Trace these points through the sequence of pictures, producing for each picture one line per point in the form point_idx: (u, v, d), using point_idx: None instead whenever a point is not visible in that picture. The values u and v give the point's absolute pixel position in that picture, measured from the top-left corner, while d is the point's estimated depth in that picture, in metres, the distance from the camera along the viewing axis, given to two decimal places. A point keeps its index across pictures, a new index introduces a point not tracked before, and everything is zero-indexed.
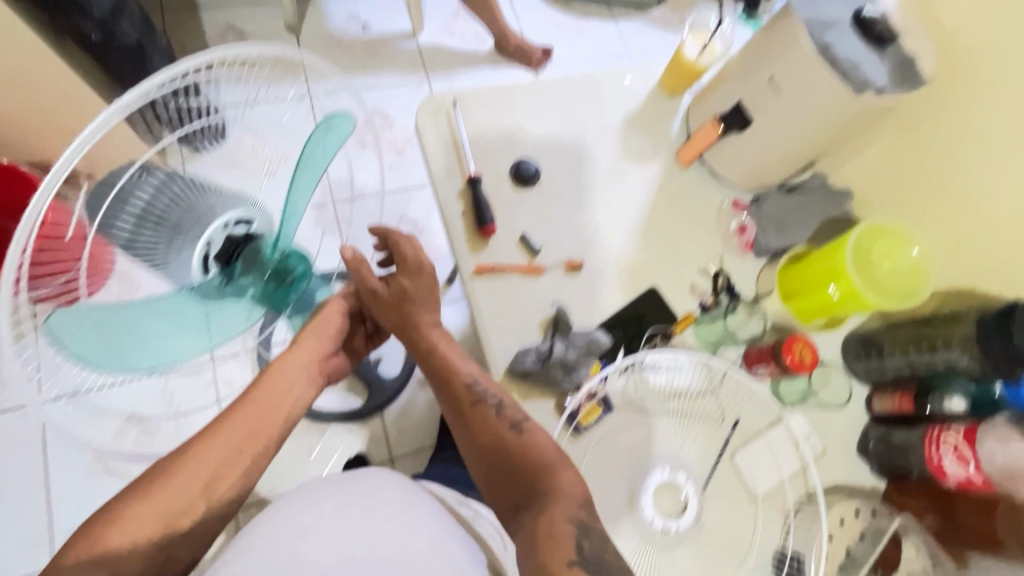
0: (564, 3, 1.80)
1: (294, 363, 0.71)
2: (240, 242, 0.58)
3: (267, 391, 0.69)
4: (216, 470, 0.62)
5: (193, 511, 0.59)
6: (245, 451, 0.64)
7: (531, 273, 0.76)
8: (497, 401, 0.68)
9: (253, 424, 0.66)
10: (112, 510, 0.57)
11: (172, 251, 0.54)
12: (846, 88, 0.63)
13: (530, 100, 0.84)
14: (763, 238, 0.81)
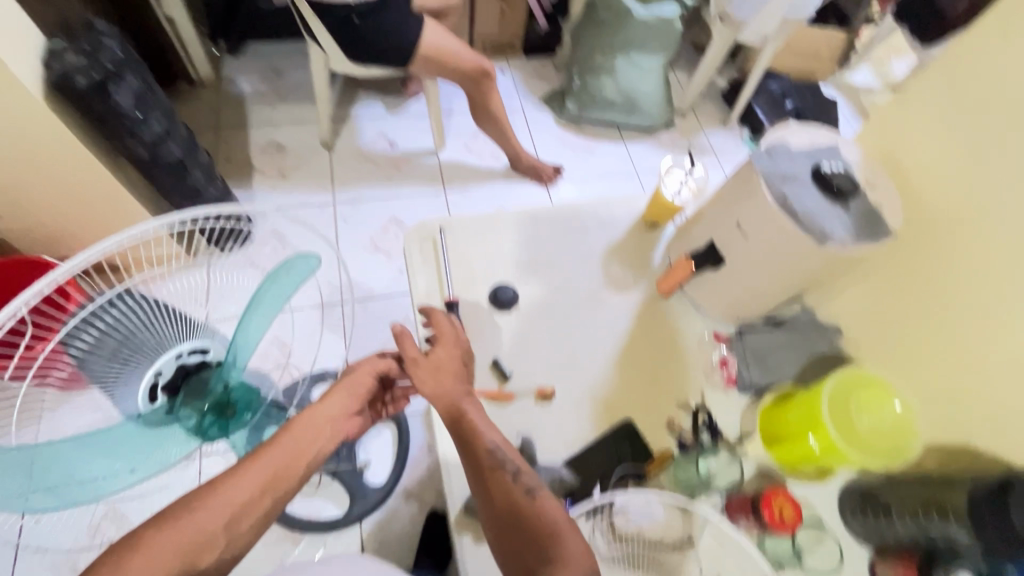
0: (577, 125, 1.95)
1: (320, 417, 0.73)
2: (192, 372, 0.60)
3: (295, 437, 0.69)
4: (241, 508, 0.62)
5: (209, 551, 0.59)
6: (267, 493, 0.64)
7: (501, 399, 0.76)
8: (514, 467, 0.64)
9: (279, 465, 0.66)
10: (131, 541, 0.57)
11: (126, 376, 0.58)
12: (808, 239, 0.65)
13: (514, 228, 0.88)
14: (747, 374, 0.79)
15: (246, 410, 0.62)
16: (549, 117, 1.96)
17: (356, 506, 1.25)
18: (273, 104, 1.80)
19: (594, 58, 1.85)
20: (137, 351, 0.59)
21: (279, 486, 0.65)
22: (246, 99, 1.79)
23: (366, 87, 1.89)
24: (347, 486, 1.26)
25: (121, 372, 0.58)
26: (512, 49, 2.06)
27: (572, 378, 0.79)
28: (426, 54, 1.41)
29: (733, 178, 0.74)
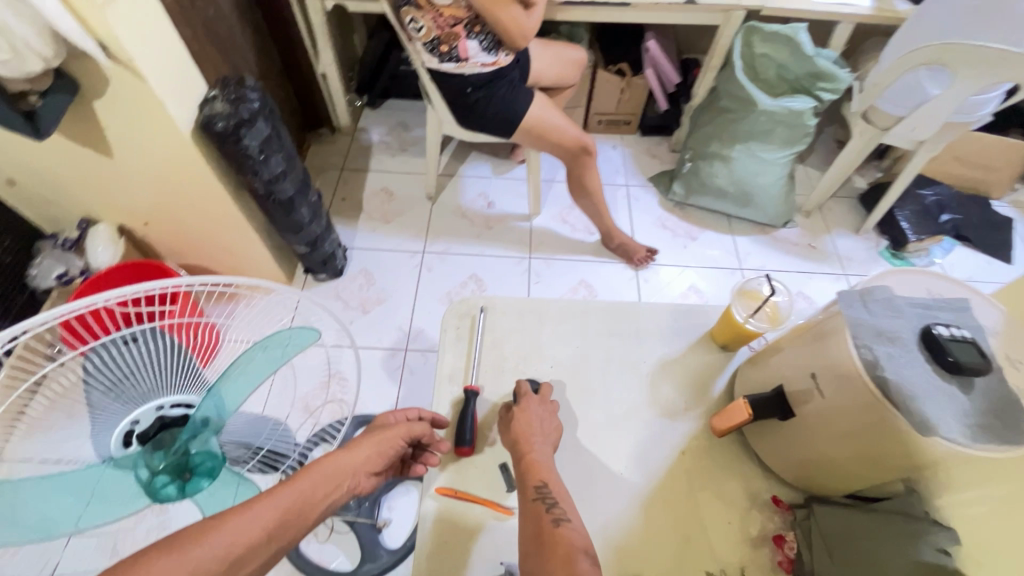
0: (682, 211, 1.87)
1: (331, 465, 0.61)
2: (171, 424, 0.60)
3: (313, 483, 0.58)
4: (247, 554, 0.48)
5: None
6: (277, 542, 0.51)
7: (498, 512, 0.67)
8: (551, 499, 0.60)
9: (298, 510, 0.54)
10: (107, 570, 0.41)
11: (110, 413, 0.56)
12: (906, 422, 0.53)
13: (561, 320, 0.82)
14: (807, 560, 0.63)
15: (206, 474, 0.62)
16: (653, 199, 1.90)
17: (363, 566, 1.20)
18: (394, 154, 1.97)
19: (711, 145, 1.74)
20: (135, 385, 0.57)
21: (292, 530, 0.53)
22: (372, 147, 1.99)
23: (479, 148, 1.99)
24: (360, 541, 1.22)
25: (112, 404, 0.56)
26: (628, 127, 2.05)
27: (584, 508, 0.67)
28: (530, 127, 1.44)
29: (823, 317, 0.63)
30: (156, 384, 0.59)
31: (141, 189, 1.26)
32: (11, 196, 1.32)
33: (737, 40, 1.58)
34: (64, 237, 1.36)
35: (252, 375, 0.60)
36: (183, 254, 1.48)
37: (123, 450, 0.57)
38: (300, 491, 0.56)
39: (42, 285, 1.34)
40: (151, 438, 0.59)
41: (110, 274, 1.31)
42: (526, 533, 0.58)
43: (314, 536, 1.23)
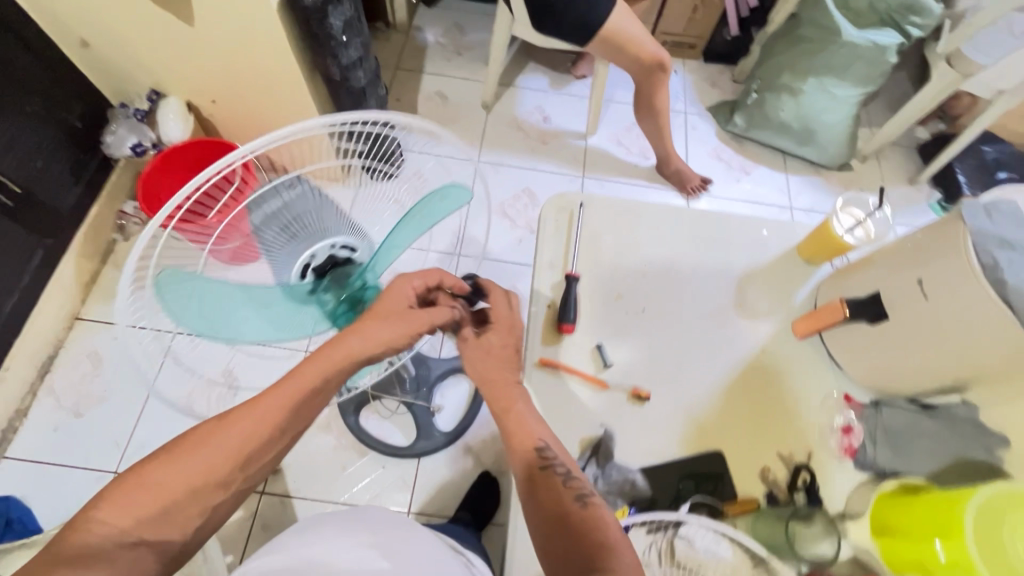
0: (738, 144, 1.85)
1: (317, 371, 0.62)
2: (341, 263, 0.68)
3: (305, 386, 0.63)
4: (254, 453, 0.61)
5: (224, 492, 0.60)
6: (279, 439, 0.63)
7: (593, 385, 0.73)
8: (566, 471, 0.61)
9: (295, 412, 0.63)
10: (142, 468, 0.56)
11: (286, 248, 0.68)
12: (1012, 319, 0.56)
13: (653, 221, 0.85)
14: (870, 452, 0.71)
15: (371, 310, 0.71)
16: (711, 129, 1.87)
17: (420, 442, 1.31)
18: (449, 58, 1.91)
19: (781, 77, 1.69)
20: (303, 231, 0.68)
21: (291, 428, 0.64)
22: (427, 48, 1.92)
23: (538, 59, 1.93)
24: (417, 422, 1.32)
25: (287, 247, 0.68)
26: (692, 50, 1.97)
27: (672, 389, 0.74)
28: (608, 37, 1.40)
29: (926, 232, 0.66)
30: (317, 228, 0.69)
31: (216, 63, 1.25)
32: (82, 60, 1.31)
33: None
34: (134, 107, 1.37)
35: (421, 226, 0.62)
36: (247, 138, 1.49)
37: (299, 279, 0.67)
38: (293, 398, 0.62)
39: (118, 153, 1.37)
40: (325, 274, 0.68)
41: (183, 149, 1.35)
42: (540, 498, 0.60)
43: (376, 413, 1.35)
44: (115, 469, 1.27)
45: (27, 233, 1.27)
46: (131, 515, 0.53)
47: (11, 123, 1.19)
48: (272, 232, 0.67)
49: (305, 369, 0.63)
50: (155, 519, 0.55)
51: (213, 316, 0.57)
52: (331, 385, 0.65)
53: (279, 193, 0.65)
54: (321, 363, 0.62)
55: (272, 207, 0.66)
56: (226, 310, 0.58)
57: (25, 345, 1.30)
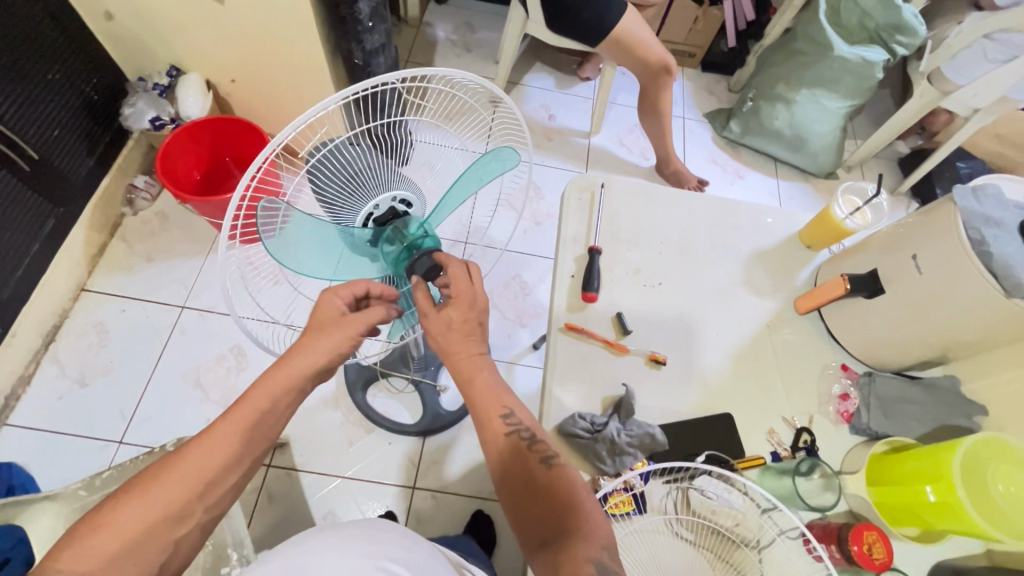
0: (733, 149, 1.94)
1: (284, 378, 0.59)
2: (401, 216, 0.69)
3: (267, 400, 0.58)
4: (216, 477, 0.54)
5: (187, 523, 0.53)
6: (244, 458, 0.57)
7: (614, 349, 0.79)
8: (530, 435, 0.61)
9: (257, 425, 0.57)
10: (93, 517, 0.49)
11: (348, 201, 0.67)
12: (995, 288, 0.63)
13: (668, 204, 0.91)
14: (865, 417, 0.77)
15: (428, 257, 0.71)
16: (707, 134, 1.96)
17: (426, 421, 1.34)
18: (458, 54, 1.96)
19: (776, 87, 1.78)
20: (364, 183, 0.67)
21: (251, 450, 0.57)
22: (437, 43, 1.97)
23: (544, 60, 1.99)
24: (424, 400, 1.35)
25: (350, 200, 0.67)
26: (691, 59, 2.06)
27: (685, 357, 0.80)
28: (619, 39, 1.46)
29: (917, 215, 0.73)
30: (375, 177, 0.67)
31: (240, 42, 1.28)
32: (104, 33, 1.32)
33: None
34: (153, 82, 1.39)
35: (473, 181, 0.66)
36: (262, 119, 1.52)
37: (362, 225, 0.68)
38: (255, 413, 0.57)
39: (135, 126, 1.39)
40: (386, 225, 0.68)
41: (199, 126, 1.36)
42: (499, 468, 0.60)
43: (384, 391, 1.39)
44: (120, 439, 1.27)
45: (40, 201, 1.27)
46: (83, 565, 0.46)
47: (33, 89, 1.20)
48: (333, 187, 0.66)
49: (264, 383, 0.58)
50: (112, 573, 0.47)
51: (296, 254, 0.57)
52: (291, 394, 0.60)
53: (338, 150, 0.64)
54: (282, 375, 0.59)
55: (331, 168, 0.65)
56: (308, 250, 0.58)
57: (32, 312, 1.29)
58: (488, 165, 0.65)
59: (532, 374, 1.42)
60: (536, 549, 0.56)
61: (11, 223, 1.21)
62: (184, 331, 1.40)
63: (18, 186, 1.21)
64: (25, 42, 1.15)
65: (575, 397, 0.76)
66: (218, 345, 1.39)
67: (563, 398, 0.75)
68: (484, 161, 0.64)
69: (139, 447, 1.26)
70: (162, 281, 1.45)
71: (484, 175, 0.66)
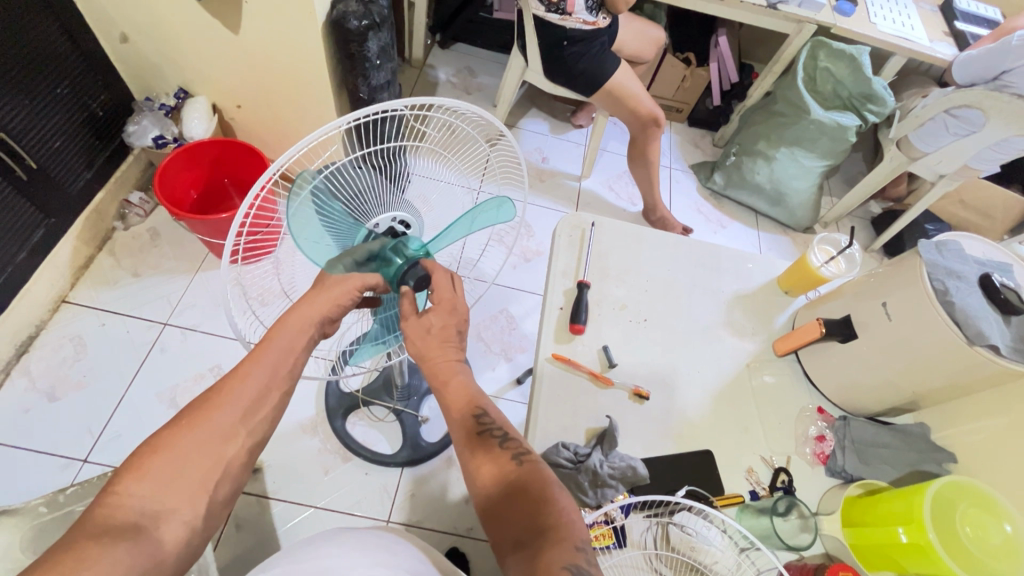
0: (717, 200, 2.03)
1: (301, 317, 0.61)
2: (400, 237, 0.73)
3: (289, 336, 0.61)
4: (254, 403, 0.59)
5: (232, 445, 0.57)
6: (276, 386, 0.61)
7: (599, 382, 0.80)
8: (502, 433, 0.63)
9: (283, 358, 0.61)
10: (151, 442, 0.54)
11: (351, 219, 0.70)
12: (959, 336, 0.67)
13: (655, 244, 0.96)
14: (840, 459, 0.79)
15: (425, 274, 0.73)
16: (692, 184, 2.05)
17: (406, 452, 1.32)
18: (458, 96, 2.05)
19: (757, 143, 1.87)
20: (365, 202, 0.70)
21: (283, 379, 0.61)
22: (439, 85, 2.05)
23: (540, 107, 2.09)
24: (405, 431, 1.33)
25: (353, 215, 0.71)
26: (679, 114, 2.18)
27: (668, 393, 0.82)
28: (611, 91, 1.55)
29: (886, 266, 0.78)
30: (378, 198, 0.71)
31: (248, 70, 1.33)
32: (116, 53, 1.36)
33: (805, 51, 1.71)
34: (160, 102, 1.43)
35: (472, 223, 0.70)
36: (263, 145, 1.55)
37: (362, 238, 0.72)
38: (278, 348, 0.61)
39: (137, 143, 1.42)
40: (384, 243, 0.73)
41: (203, 147, 1.39)
42: (475, 472, 0.61)
43: (363, 420, 1.37)
44: (85, 457, 1.22)
45: (32, 210, 1.27)
46: (155, 478, 0.52)
47: (40, 101, 1.22)
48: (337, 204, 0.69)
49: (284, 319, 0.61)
50: (172, 489, 0.52)
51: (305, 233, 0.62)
52: (311, 332, 0.63)
53: (342, 171, 0.67)
54: (295, 316, 0.61)
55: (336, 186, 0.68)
56: (310, 232, 0.62)
57: (7, 321, 1.27)
58: (487, 212, 0.68)
59: (515, 409, 1.41)
60: (508, 551, 0.55)
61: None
62: (163, 349, 1.37)
63: (12, 193, 1.21)
64: (38, 56, 1.19)
65: (560, 427, 0.76)
66: (199, 364, 1.37)
67: (549, 427, 0.76)
68: (487, 208, 0.68)
69: (104, 466, 1.22)
70: (146, 297, 1.43)
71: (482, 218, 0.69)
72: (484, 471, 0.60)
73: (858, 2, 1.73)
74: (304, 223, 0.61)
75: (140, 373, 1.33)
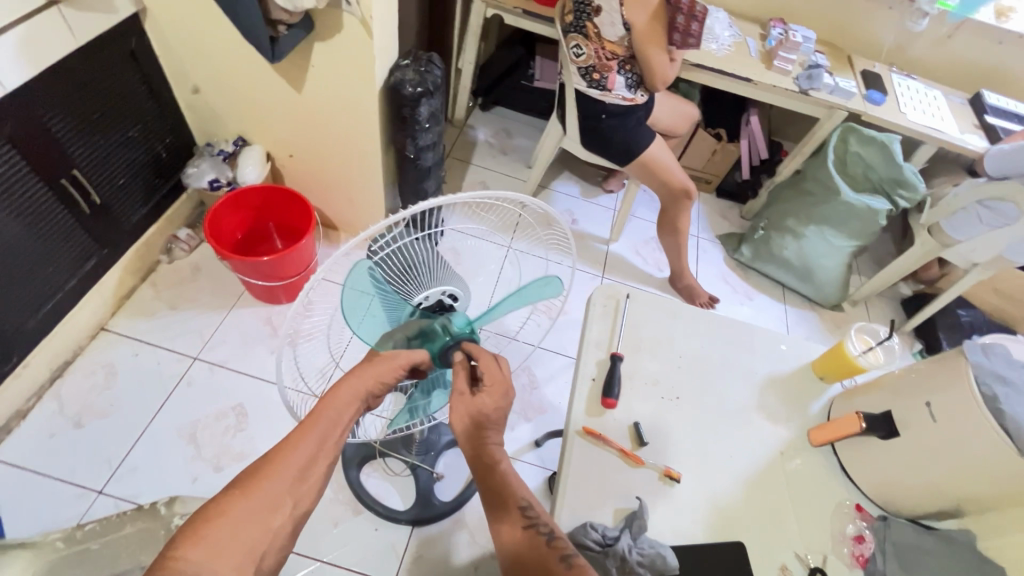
0: (743, 271, 2.03)
1: (352, 389, 0.64)
2: (448, 309, 0.78)
3: (340, 407, 0.64)
4: (301, 472, 0.60)
5: (278, 516, 0.57)
6: (323, 456, 0.62)
7: (630, 460, 0.79)
8: (549, 531, 0.64)
9: (332, 429, 0.63)
10: (206, 510, 0.55)
11: (403, 291, 0.75)
12: (1010, 447, 0.65)
13: (687, 320, 0.96)
14: (881, 563, 0.76)
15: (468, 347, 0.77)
16: (719, 254, 2.07)
17: (418, 509, 1.29)
18: (495, 156, 2.13)
19: (786, 219, 1.90)
20: (418, 274, 0.75)
21: (330, 449, 0.63)
22: (477, 144, 2.15)
23: (572, 170, 2.16)
24: (418, 486, 1.31)
25: (406, 289, 0.75)
26: (707, 185, 2.23)
27: (699, 477, 0.80)
28: (645, 162, 1.60)
29: (929, 362, 0.77)
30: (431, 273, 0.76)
31: (305, 124, 1.42)
32: (187, 102, 1.47)
33: (835, 134, 1.76)
34: (220, 148, 1.53)
35: (519, 298, 0.71)
36: (309, 192, 1.63)
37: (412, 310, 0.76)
38: (328, 419, 0.63)
39: (194, 184, 1.49)
40: (433, 313, 0.78)
41: (252, 191, 1.46)
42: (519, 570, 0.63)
43: (377, 472, 1.35)
44: (100, 489, 1.22)
45: (89, 242, 1.34)
46: (208, 545, 0.52)
47: (112, 143, 1.31)
48: (392, 278, 0.73)
49: (335, 391, 0.64)
50: (224, 558, 0.53)
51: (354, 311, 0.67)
52: (359, 404, 0.65)
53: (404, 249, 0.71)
54: (344, 389, 0.63)
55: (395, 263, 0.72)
56: (361, 309, 0.68)
57: (49, 345, 1.31)
58: (534, 289, 0.71)
59: (531, 472, 1.38)
60: None
61: (56, 259, 1.26)
62: (190, 383, 1.39)
63: (73, 226, 1.28)
64: (118, 103, 1.29)
65: (588, 505, 0.75)
66: (222, 401, 1.38)
67: (577, 506, 0.75)
68: (535, 285, 0.71)
69: (118, 500, 1.22)
70: (180, 330, 1.47)
71: (529, 296, 0.71)
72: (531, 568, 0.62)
73: (888, 93, 1.79)
74: (357, 299, 0.66)
75: (165, 406, 1.35)
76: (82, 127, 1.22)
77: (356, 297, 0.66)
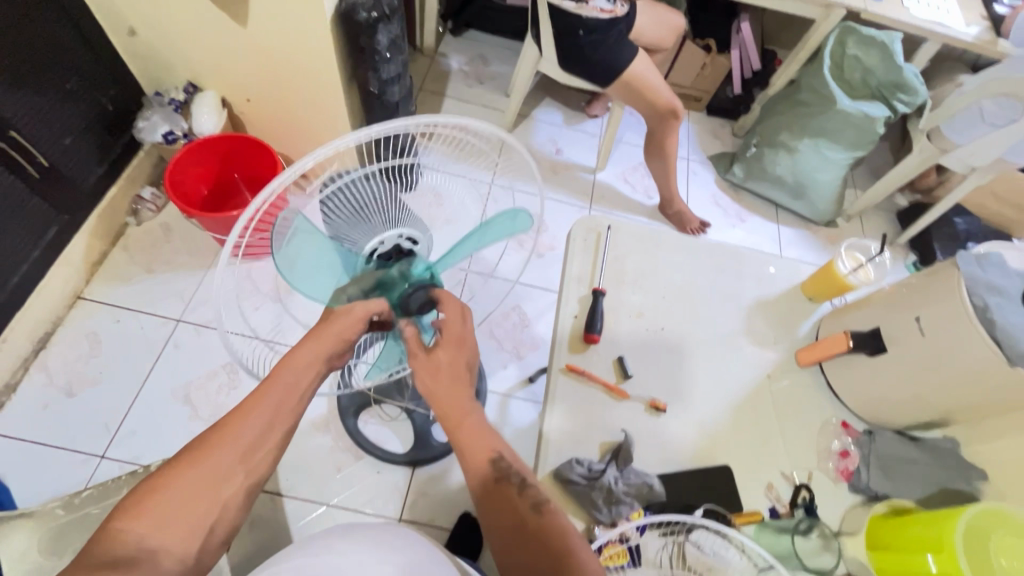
0: (735, 192, 1.97)
1: (308, 354, 0.62)
2: (407, 254, 0.76)
3: (295, 373, 0.62)
4: (253, 442, 0.58)
5: (229, 486, 0.56)
6: (280, 423, 0.60)
7: (615, 395, 0.79)
8: (520, 479, 0.64)
9: (287, 396, 0.61)
10: (151, 482, 0.55)
11: (357, 235, 0.74)
12: (999, 356, 0.64)
13: (672, 249, 0.92)
14: (865, 476, 0.77)
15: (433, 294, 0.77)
16: (710, 176, 1.99)
17: (416, 450, 1.31)
18: (471, 86, 2.00)
19: (780, 135, 1.81)
20: (371, 217, 0.74)
21: (285, 418, 0.61)
22: (451, 74, 2.01)
23: (555, 96, 2.04)
24: (415, 430, 1.33)
25: (359, 230, 0.74)
26: (697, 103, 2.10)
27: (686, 406, 0.80)
28: (629, 81, 1.50)
29: (920, 276, 0.74)
30: (386, 216, 0.75)
31: (257, 65, 1.31)
32: (125, 47, 1.35)
33: (831, 38, 1.64)
34: (170, 97, 1.41)
35: (483, 235, 0.66)
36: (274, 139, 1.53)
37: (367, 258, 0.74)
38: (283, 385, 0.61)
39: (148, 139, 1.40)
40: (390, 259, 0.75)
41: (212, 142, 1.38)
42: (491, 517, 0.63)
43: (375, 418, 1.37)
44: (102, 453, 1.24)
45: (45, 207, 1.28)
46: (154, 514, 0.53)
47: (49, 98, 1.21)
48: (342, 219, 0.73)
49: (291, 358, 0.62)
50: (172, 527, 0.53)
51: (295, 265, 0.64)
52: (319, 366, 0.63)
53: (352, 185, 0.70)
54: (299, 357, 0.61)
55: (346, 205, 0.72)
56: (302, 256, 0.64)
57: (24, 318, 1.28)
58: (500, 224, 0.65)
59: (525, 407, 1.40)
60: None
61: (13, 229, 1.21)
62: (177, 345, 1.38)
63: (23, 192, 1.21)
64: (46, 54, 1.18)
65: (574, 442, 0.76)
66: (211, 361, 1.37)
67: (563, 444, 0.75)
68: (500, 220, 0.65)
69: (121, 463, 1.23)
70: (159, 293, 1.43)
71: (493, 234, 0.66)
72: (500, 517, 0.63)
73: None
74: (300, 246, 0.64)
75: (153, 370, 1.34)
76: (10, 84, 1.12)
77: (296, 242, 0.63)
